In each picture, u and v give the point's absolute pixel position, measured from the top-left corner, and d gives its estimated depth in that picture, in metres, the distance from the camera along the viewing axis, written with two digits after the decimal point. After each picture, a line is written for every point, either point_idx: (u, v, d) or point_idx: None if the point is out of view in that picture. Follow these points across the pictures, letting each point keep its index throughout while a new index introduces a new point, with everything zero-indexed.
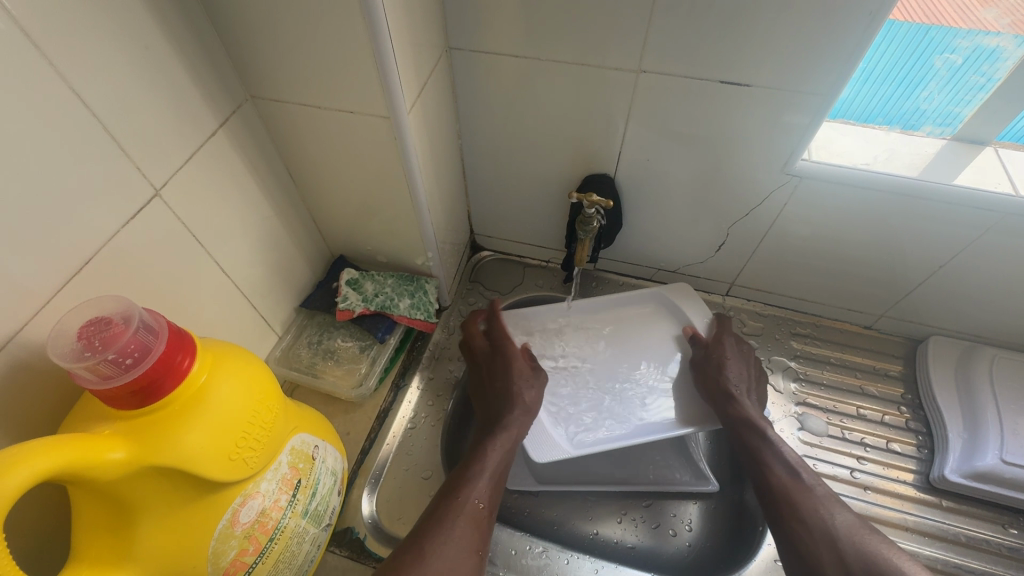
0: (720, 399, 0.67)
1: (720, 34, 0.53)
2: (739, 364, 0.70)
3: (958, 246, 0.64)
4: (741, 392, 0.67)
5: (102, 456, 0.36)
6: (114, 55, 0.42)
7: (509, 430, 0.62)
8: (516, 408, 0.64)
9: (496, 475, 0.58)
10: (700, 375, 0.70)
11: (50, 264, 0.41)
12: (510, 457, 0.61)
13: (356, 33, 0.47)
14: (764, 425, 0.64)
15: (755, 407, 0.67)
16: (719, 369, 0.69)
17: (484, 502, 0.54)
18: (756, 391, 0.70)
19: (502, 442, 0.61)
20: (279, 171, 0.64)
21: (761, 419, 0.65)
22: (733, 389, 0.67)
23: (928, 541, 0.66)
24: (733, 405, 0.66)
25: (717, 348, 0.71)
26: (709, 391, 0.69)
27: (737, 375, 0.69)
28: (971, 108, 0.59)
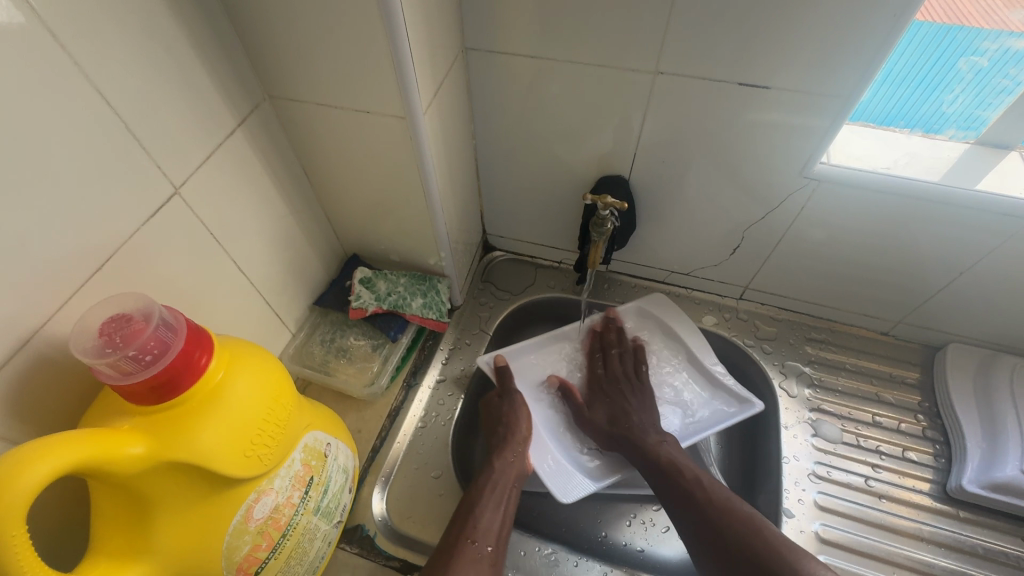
0: (620, 442, 0.68)
1: (740, 36, 0.52)
2: (619, 390, 0.73)
3: (981, 253, 0.63)
4: (632, 424, 0.68)
5: (122, 450, 0.37)
6: (137, 55, 0.42)
7: (511, 468, 0.63)
8: (516, 447, 0.66)
9: (504, 515, 0.58)
10: (588, 427, 0.71)
11: (74, 260, 0.42)
12: (516, 495, 0.62)
13: (373, 35, 0.47)
14: (663, 443, 0.65)
15: (650, 424, 0.68)
16: (606, 416, 0.71)
17: (491, 544, 0.55)
18: (645, 399, 0.72)
19: (505, 481, 0.62)
20: (294, 170, 0.64)
21: (660, 440, 0.66)
22: (625, 426, 0.68)
23: (944, 552, 0.65)
24: (631, 443, 0.66)
25: (595, 394, 0.74)
26: (605, 440, 0.70)
27: (624, 405, 0.71)
28: (996, 111, 0.58)
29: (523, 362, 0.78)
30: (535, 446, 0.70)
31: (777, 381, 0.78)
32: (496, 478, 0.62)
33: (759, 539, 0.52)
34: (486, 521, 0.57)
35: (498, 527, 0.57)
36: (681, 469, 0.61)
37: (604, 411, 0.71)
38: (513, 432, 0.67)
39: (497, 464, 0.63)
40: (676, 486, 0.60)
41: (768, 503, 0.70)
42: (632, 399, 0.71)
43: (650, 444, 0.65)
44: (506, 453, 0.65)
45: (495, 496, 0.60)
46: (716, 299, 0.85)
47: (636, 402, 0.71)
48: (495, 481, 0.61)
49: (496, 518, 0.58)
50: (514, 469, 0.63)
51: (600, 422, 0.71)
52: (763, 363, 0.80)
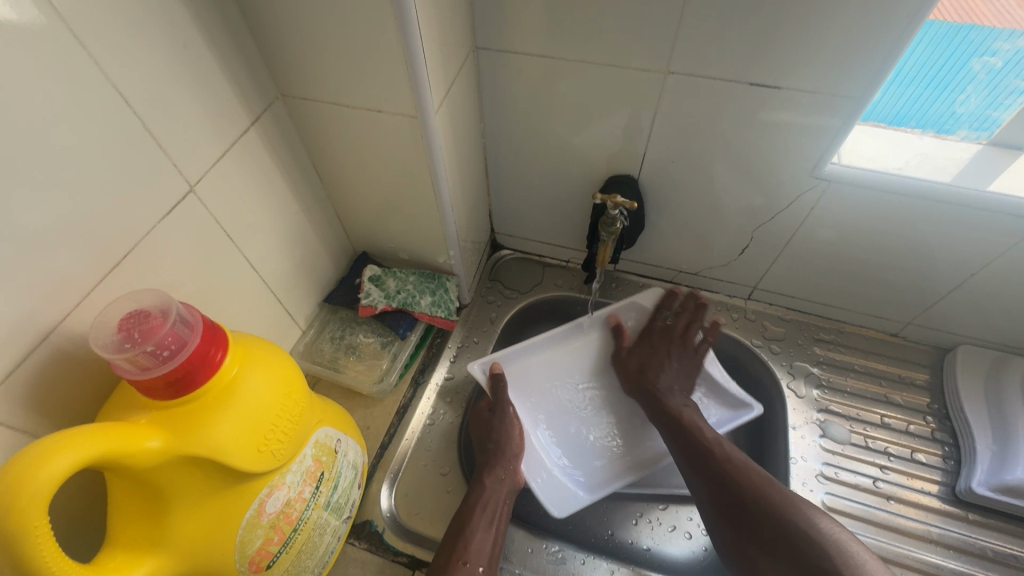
0: (642, 395, 0.72)
1: (751, 36, 0.52)
2: (665, 347, 0.75)
3: (992, 254, 0.62)
4: (660, 384, 0.72)
5: (140, 444, 0.37)
6: (155, 54, 0.43)
7: (502, 485, 0.63)
8: (509, 462, 0.65)
9: (496, 534, 0.59)
10: (619, 368, 0.77)
11: (93, 256, 0.42)
12: (508, 511, 0.62)
13: (386, 35, 0.47)
14: (684, 407, 0.69)
15: (676, 388, 0.72)
16: (638, 365, 0.75)
17: (483, 565, 0.56)
18: (682, 364, 0.75)
19: (497, 498, 0.62)
20: (306, 168, 0.65)
21: (682, 405, 0.69)
22: (651, 383, 0.72)
23: (952, 554, 0.65)
24: (652, 399, 0.71)
25: (641, 343, 0.77)
26: (631, 388, 0.74)
27: (662, 363, 0.74)
28: (1009, 112, 0.57)
29: (521, 363, 0.77)
30: (527, 457, 0.70)
31: (785, 382, 0.78)
32: (487, 496, 0.61)
33: (767, 499, 0.54)
34: (478, 542, 0.57)
35: (490, 546, 0.58)
36: (700, 431, 0.64)
37: (637, 360, 0.76)
38: (505, 448, 0.66)
39: (488, 482, 0.63)
40: (694, 446, 0.63)
41: None
42: (670, 359, 0.75)
43: (672, 405, 0.69)
44: (497, 471, 0.64)
45: (487, 514, 0.60)
46: (723, 299, 0.85)
47: (676, 365, 0.74)
48: (486, 498, 0.61)
49: (489, 538, 0.58)
50: (505, 486, 0.63)
51: (631, 368, 0.75)
52: (770, 363, 0.80)
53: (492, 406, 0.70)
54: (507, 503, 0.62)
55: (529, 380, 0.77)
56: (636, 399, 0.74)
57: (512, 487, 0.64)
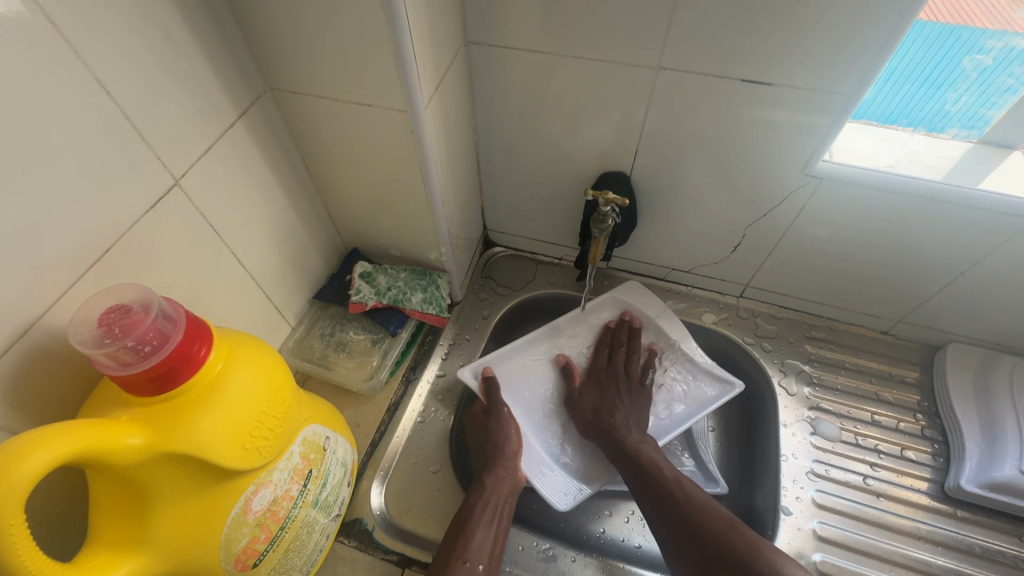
0: (601, 436, 0.68)
1: (743, 32, 0.52)
2: (614, 384, 0.73)
3: (982, 252, 0.63)
4: (617, 420, 0.69)
5: (120, 441, 0.36)
6: (137, 44, 0.42)
7: (503, 484, 0.63)
8: (508, 462, 0.65)
9: (497, 531, 0.59)
10: (574, 411, 0.73)
11: (74, 250, 0.42)
12: (509, 510, 0.62)
13: (374, 27, 0.47)
14: (644, 443, 0.66)
15: (631, 424, 0.69)
16: (593, 405, 0.71)
17: (483, 563, 0.56)
18: (640, 403, 0.72)
19: (498, 497, 0.62)
20: (295, 163, 0.64)
21: (641, 441, 0.67)
22: (608, 421, 0.69)
23: (941, 551, 0.66)
24: (613, 440, 0.67)
25: (590, 381, 0.74)
26: (588, 427, 0.71)
27: (614, 403, 0.71)
28: (1000, 111, 0.57)
29: (511, 362, 0.76)
30: (525, 456, 0.70)
31: (776, 380, 0.78)
32: (489, 494, 0.62)
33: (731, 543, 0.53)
34: (478, 540, 0.57)
35: (491, 544, 0.57)
36: (660, 471, 0.62)
37: (592, 400, 0.72)
38: (504, 446, 0.67)
39: (489, 481, 0.63)
40: (654, 490, 0.60)
41: (766, 500, 0.70)
42: (624, 396, 0.72)
43: (631, 442, 0.66)
44: (497, 470, 0.64)
45: (488, 512, 0.60)
46: (715, 297, 0.85)
47: (629, 401, 0.71)
48: (487, 497, 0.61)
49: (489, 535, 0.58)
50: (507, 485, 0.63)
51: (586, 409, 0.71)
52: (762, 361, 0.80)
53: (487, 408, 0.70)
54: (508, 501, 0.62)
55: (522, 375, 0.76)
56: (595, 442, 0.69)
57: (513, 486, 0.64)
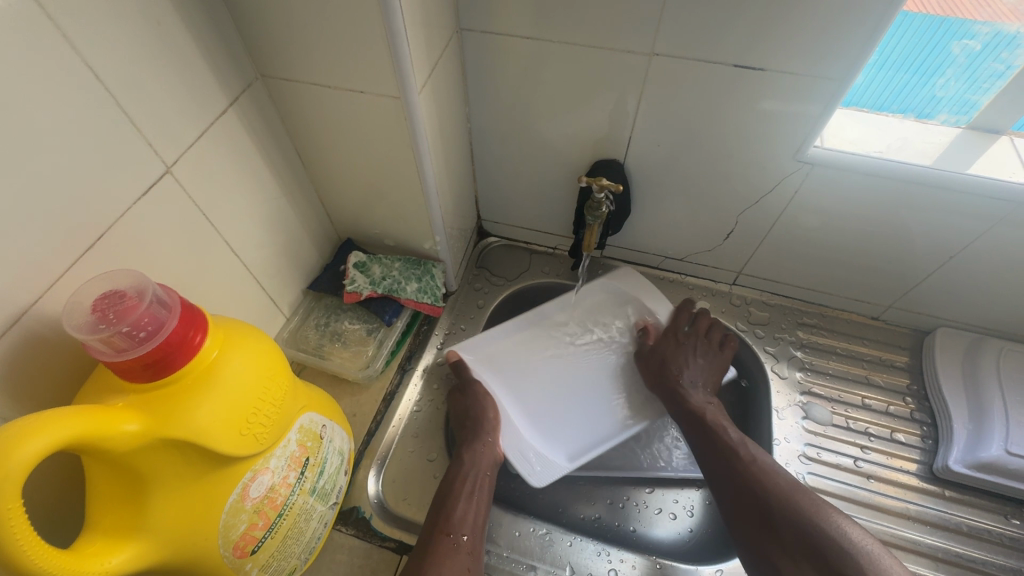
0: (665, 387, 0.72)
1: (735, 19, 0.52)
2: (690, 344, 0.74)
3: (970, 237, 0.64)
4: (684, 376, 0.71)
5: (117, 427, 0.36)
6: (128, 31, 0.41)
7: (482, 458, 0.64)
8: (487, 434, 0.66)
9: (478, 504, 0.60)
10: (644, 363, 0.76)
11: (65, 237, 0.41)
12: (489, 484, 0.63)
13: (367, 13, 0.46)
14: (708, 406, 0.69)
15: (701, 383, 0.72)
16: (662, 360, 0.74)
17: (467, 534, 0.56)
18: (709, 362, 0.74)
19: (477, 471, 0.63)
20: (288, 152, 0.64)
21: (705, 402, 0.69)
22: (675, 376, 0.72)
23: (930, 530, 0.67)
24: (676, 394, 0.70)
25: (664, 338, 0.76)
26: (653, 380, 0.74)
27: (686, 358, 0.73)
28: (988, 96, 0.58)
29: (493, 346, 0.77)
30: (506, 431, 0.71)
31: (768, 365, 0.79)
32: (467, 470, 0.62)
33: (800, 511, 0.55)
34: (460, 513, 0.58)
35: (473, 516, 0.58)
36: (727, 432, 0.64)
37: (662, 354, 0.74)
38: (482, 420, 0.67)
39: (467, 457, 0.64)
40: (719, 447, 0.63)
41: None
42: (694, 356, 0.73)
43: (694, 403, 0.69)
44: (475, 445, 0.65)
45: (468, 486, 0.61)
46: (708, 284, 0.85)
47: (701, 360, 0.73)
48: (465, 472, 0.62)
49: (471, 507, 0.59)
50: (485, 459, 0.64)
51: (654, 363, 0.74)
52: (755, 347, 0.81)
53: (460, 386, 0.72)
54: (488, 474, 0.63)
55: (515, 374, 0.76)
56: (659, 393, 0.73)
57: (494, 461, 0.65)
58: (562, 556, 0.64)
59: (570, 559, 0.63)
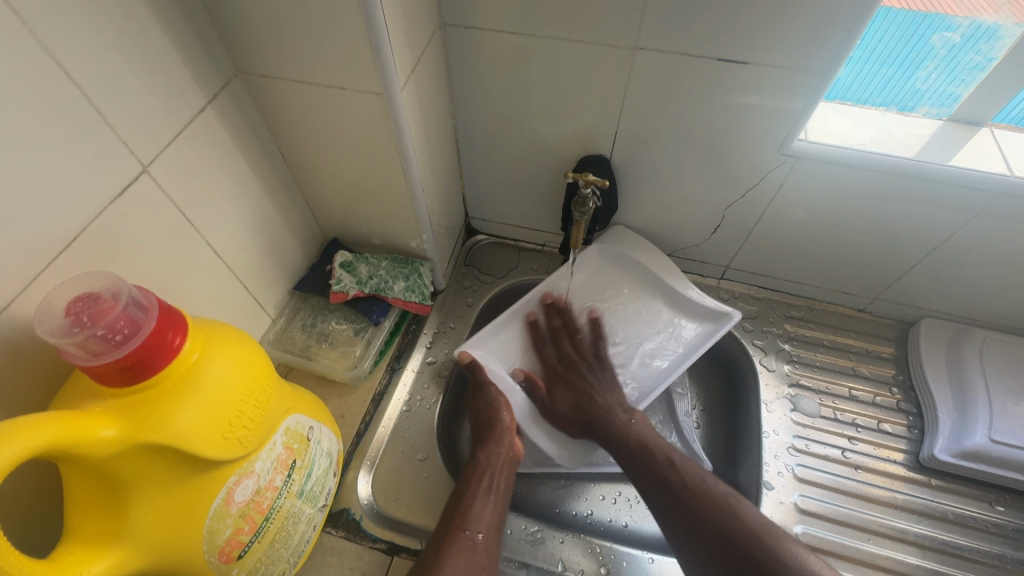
0: (589, 427, 0.70)
1: (718, 14, 0.52)
2: (579, 373, 0.74)
3: (953, 227, 0.64)
4: (597, 406, 0.71)
5: (93, 433, 0.36)
6: (99, 29, 0.40)
7: (497, 457, 0.64)
8: (501, 436, 0.65)
9: (495, 502, 0.59)
10: (554, 416, 0.73)
11: (37, 239, 0.40)
12: (507, 483, 0.63)
13: (347, 10, 0.46)
14: (632, 421, 0.69)
15: (615, 403, 0.71)
16: (570, 404, 0.72)
17: (483, 532, 0.56)
18: (604, 376, 0.74)
19: (494, 470, 0.62)
20: (269, 150, 0.63)
21: (629, 418, 0.70)
22: (590, 410, 0.71)
23: (917, 518, 0.68)
24: (602, 428, 0.69)
25: (555, 384, 0.74)
26: (576, 426, 0.72)
27: (586, 391, 0.72)
28: (968, 87, 0.59)
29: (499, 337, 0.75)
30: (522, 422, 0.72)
31: (757, 359, 0.79)
32: (483, 469, 0.62)
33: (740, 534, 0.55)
34: (476, 510, 0.58)
35: (489, 514, 0.58)
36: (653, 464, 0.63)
37: (565, 397, 0.73)
38: (495, 421, 0.66)
39: (482, 456, 0.63)
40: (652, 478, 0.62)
41: (748, 477, 0.72)
42: (591, 378, 0.73)
43: (620, 424, 0.69)
44: (490, 446, 0.64)
45: (483, 485, 0.60)
46: (697, 279, 0.85)
47: (597, 381, 0.73)
48: (481, 471, 0.62)
49: (487, 505, 0.59)
50: (501, 458, 0.64)
51: (565, 409, 0.72)
52: (743, 341, 0.81)
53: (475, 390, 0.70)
54: (506, 473, 0.63)
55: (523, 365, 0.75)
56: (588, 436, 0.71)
57: (510, 460, 0.65)
58: (553, 554, 0.63)
59: (562, 556, 0.63)
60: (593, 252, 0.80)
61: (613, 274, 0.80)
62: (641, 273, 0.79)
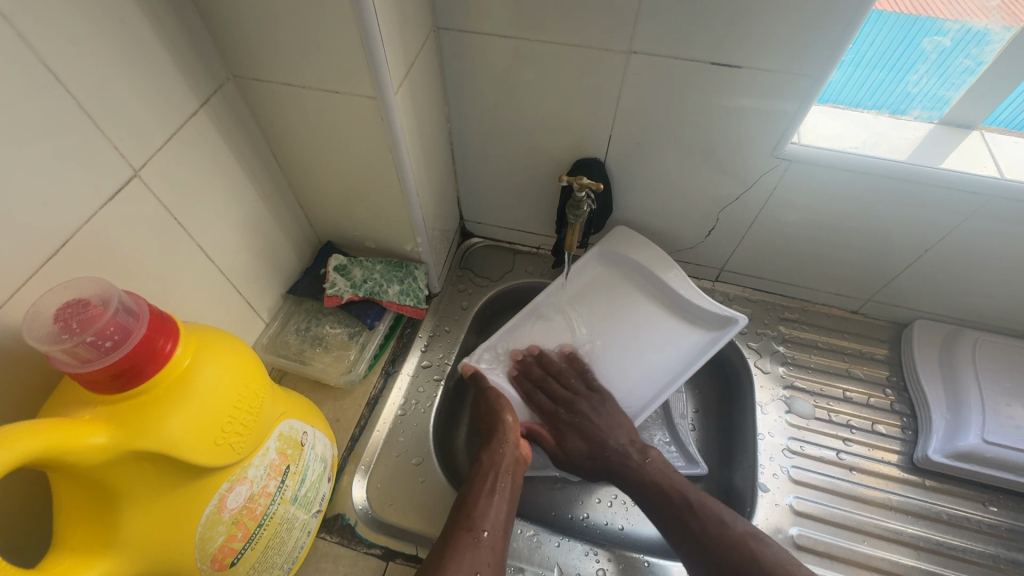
0: (607, 474, 0.67)
1: (711, 18, 0.52)
2: (579, 417, 0.70)
3: (945, 229, 0.65)
4: (611, 449, 0.67)
5: (83, 441, 0.35)
6: (90, 34, 0.40)
7: (501, 456, 0.63)
8: (506, 436, 0.65)
9: (500, 501, 0.59)
10: (570, 465, 0.69)
11: (26, 244, 0.40)
12: (514, 481, 0.62)
13: (341, 14, 0.46)
14: (648, 461, 0.66)
15: (627, 443, 0.68)
16: (583, 451, 0.68)
17: (487, 531, 0.56)
18: (606, 414, 0.70)
19: (499, 468, 0.62)
20: (263, 154, 0.62)
21: (642, 456, 0.67)
22: (604, 456, 0.67)
23: (911, 519, 0.68)
24: (621, 475, 0.66)
25: (559, 434, 0.70)
26: (593, 472, 0.68)
27: (594, 434, 0.69)
28: (959, 91, 0.59)
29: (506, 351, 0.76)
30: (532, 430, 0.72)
31: (752, 361, 0.79)
32: (487, 468, 0.62)
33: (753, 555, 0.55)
34: (481, 509, 0.57)
35: (495, 513, 0.58)
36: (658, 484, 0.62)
37: (575, 446, 0.69)
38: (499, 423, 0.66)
39: (486, 456, 0.63)
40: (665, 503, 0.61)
41: (743, 480, 0.72)
42: (595, 420, 0.70)
43: (635, 469, 0.66)
44: (494, 447, 0.64)
45: (487, 484, 0.60)
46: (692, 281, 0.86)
47: (601, 421, 0.70)
48: (485, 470, 0.61)
49: (491, 504, 0.58)
50: (506, 457, 0.63)
51: (580, 460, 0.69)
52: (738, 343, 0.81)
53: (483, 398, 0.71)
54: (512, 472, 0.62)
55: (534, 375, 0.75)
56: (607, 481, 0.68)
57: (517, 459, 0.64)
58: (550, 557, 0.63)
59: (558, 560, 0.63)
60: (596, 256, 0.78)
61: (613, 276, 0.79)
62: (633, 269, 0.78)
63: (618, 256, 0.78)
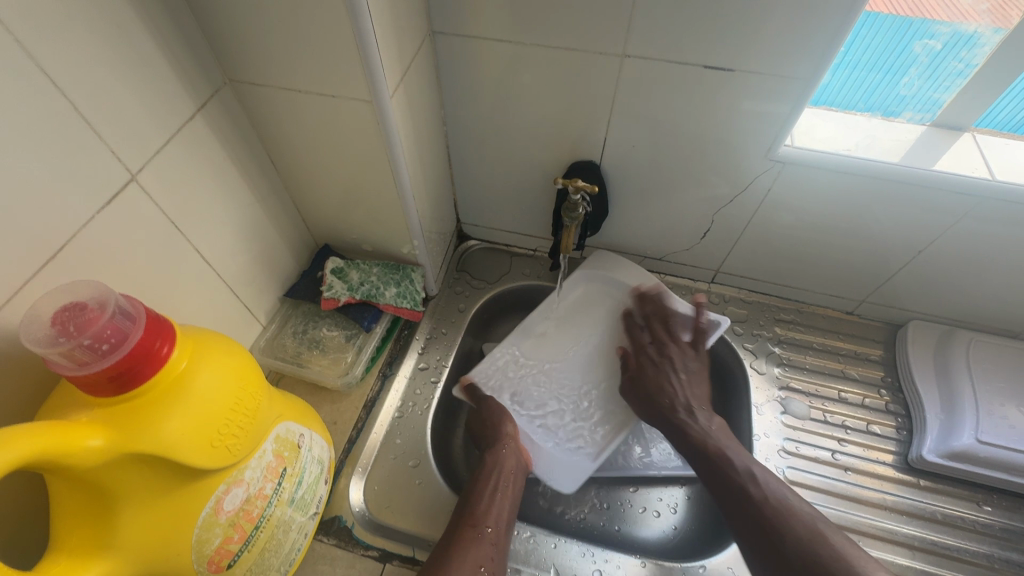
0: (664, 424, 0.69)
1: (704, 22, 0.53)
2: (666, 358, 0.73)
3: (938, 230, 0.65)
4: (679, 403, 0.69)
5: (80, 443, 0.35)
6: (88, 40, 0.41)
7: (505, 457, 0.64)
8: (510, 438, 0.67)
9: (503, 500, 0.60)
10: (631, 398, 0.72)
11: (23, 249, 0.40)
12: (516, 483, 0.63)
13: (337, 19, 0.46)
14: (712, 430, 0.66)
15: (695, 404, 0.69)
16: (650, 391, 0.71)
17: (490, 526, 0.57)
18: (691, 372, 0.72)
19: (502, 469, 0.63)
20: (259, 157, 0.63)
21: (708, 425, 0.67)
22: (670, 405, 0.69)
23: (906, 519, 0.68)
24: (678, 427, 0.67)
25: (646, 366, 0.73)
26: (653, 419, 0.70)
27: (670, 382, 0.71)
28: (950, 94, 0.60)
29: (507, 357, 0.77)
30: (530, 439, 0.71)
31: (748, 362, 0.80)
32: (490, 467, 0.63)
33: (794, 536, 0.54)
34: (483, 506, 0.58)
35: (497, 510, 0.59)
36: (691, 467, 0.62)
37: (648, 381, 0.72)
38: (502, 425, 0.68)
39: (491, 457, 0.64)
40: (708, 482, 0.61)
41: None
42: (676, 370, 0.72)
43: (697, 430, 0.66)
44: (498, 447, 0.65)
45: (490, 484, 0.61)
46: (688, 283, 0.86)
47: (683, 376, 0.71)
48: (489, 470, 0.63)
49: (494, 502, 0.59)
50: (509, 458, 0.64)
51: (643, 397, 0.71)
52: (734, 344, 0.81)
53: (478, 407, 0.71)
54: (515, 474, 0.64)
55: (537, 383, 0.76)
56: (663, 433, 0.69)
57: (520, 462, 0.65)
58: (546, 558, 0.63)
59: (555, 561, 0.63)
60: (580, 278, 0.82)
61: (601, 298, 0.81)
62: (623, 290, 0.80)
63: (603, 274, 0.82)
